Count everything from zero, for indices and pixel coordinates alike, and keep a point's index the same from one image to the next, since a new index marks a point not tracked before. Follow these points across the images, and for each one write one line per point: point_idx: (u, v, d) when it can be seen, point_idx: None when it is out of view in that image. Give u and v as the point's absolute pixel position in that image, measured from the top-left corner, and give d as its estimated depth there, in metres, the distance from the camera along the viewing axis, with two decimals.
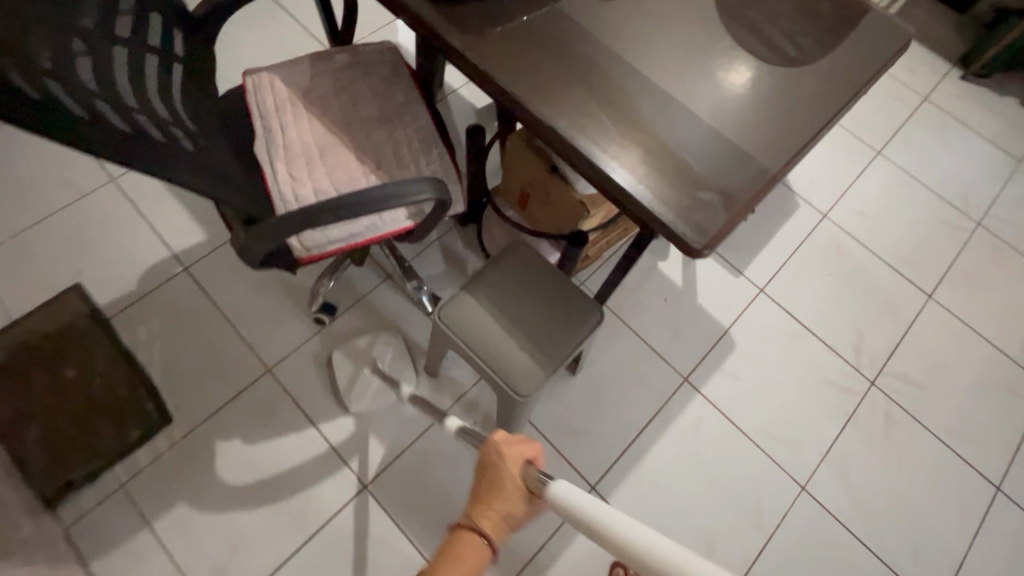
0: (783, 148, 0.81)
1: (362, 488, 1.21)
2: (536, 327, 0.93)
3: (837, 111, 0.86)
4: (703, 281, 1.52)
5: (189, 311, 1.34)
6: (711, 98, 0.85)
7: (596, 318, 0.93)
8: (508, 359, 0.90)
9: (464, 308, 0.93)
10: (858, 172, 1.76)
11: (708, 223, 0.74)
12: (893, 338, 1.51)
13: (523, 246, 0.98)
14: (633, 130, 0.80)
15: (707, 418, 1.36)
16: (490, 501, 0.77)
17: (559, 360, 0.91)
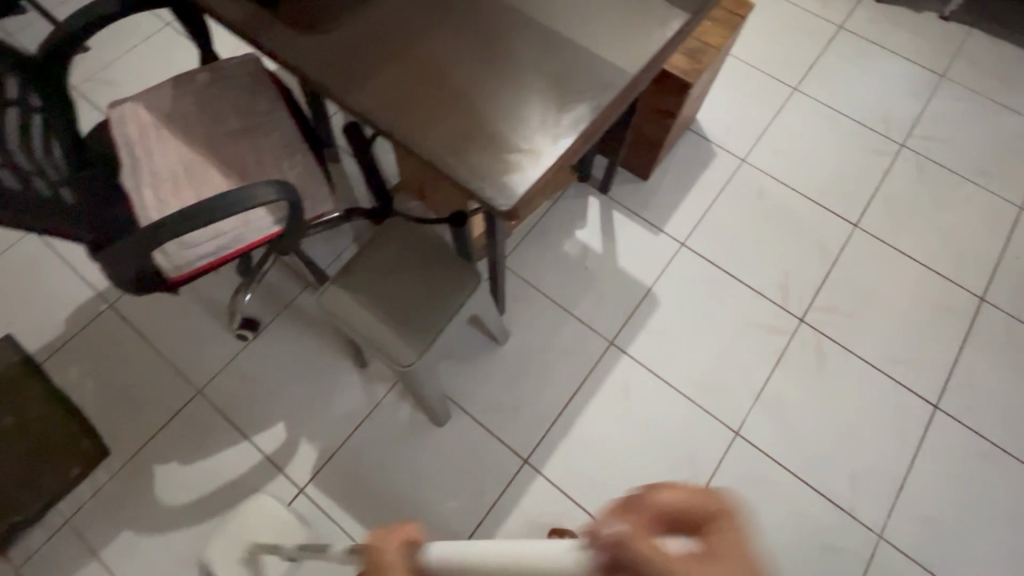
0: (606, 95, 0.80)
1: (299, 491, 1.25)
2: (408, 307, 0.94)
3: (664, 48, 0.85)
4: (623, 244, 1.52)
5: (119, 345, 1.38)
6: (533, 55, 0.84)
7: (471, 283, 0.95)
8: (389, 333, 0.93)
9: (344, 289, 0.96)
10: (777, 112, 1.74)
11: (519, 182, 0.74)
12: (820, 273, 1.50)
13: (398, 222, 1.00)
14: (451, 102, 0.80)
15: (636, 378, 1.37)
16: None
17: (432, 337, 0.93)
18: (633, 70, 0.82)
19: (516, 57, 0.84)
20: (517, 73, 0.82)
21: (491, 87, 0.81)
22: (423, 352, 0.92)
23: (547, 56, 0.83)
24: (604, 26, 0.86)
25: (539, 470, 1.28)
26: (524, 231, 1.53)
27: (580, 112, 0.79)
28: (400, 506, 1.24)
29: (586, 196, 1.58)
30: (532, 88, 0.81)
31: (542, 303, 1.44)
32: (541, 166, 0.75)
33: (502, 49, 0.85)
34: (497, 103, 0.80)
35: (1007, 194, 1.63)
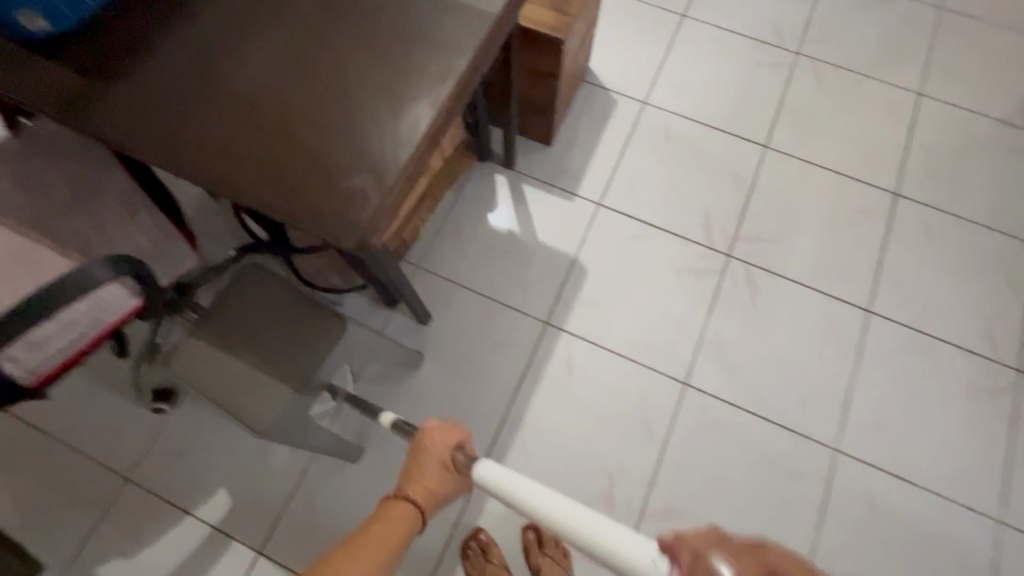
0: (444, 86, 0.73)
1: (258, 555, 1.18)
2: (263, 367, 0.87)
3: (497, 30, 0.77)
4: (540, 218, 1.46)
5: (26, 450, 1.26)
6: (355, 57, 0.74)
7: (333, 336, 0.89)
8: (243, 395, 0.86)
9: (197, 350, 0.88)
10: (670, 43, 1.67)
11: (356, 213, 0.67)
12: (739, 203, 1.48)
13: (258, 273, 0.92)
14: (273, 133, 0.71)
15: (578, 353, 1.34)
16: (418, 476, 0.86)
17: (287, 400, 0.86)
18: (468, 59, 0.74)
19: (337, 64, 0.74)
20: (340, 84, 0.73)
21: (315, 106, 0.72)
22: (298, 392, 0.87)
23: (371, 56, 0.74)
24: (430, 9, 0.77)
25: None
26: (435, 227, 1.44)
27: (415, 116, 0.71)
28: None
29: (493, 175, 1.50)
30: (358, 98, 0.72)
31: (468, 299, 1.38)
32: (378, 189, 0.68)
33: (320, 57, 0.75)
34: (322, 125, 0.71)
35: (905, 83, 1.62)
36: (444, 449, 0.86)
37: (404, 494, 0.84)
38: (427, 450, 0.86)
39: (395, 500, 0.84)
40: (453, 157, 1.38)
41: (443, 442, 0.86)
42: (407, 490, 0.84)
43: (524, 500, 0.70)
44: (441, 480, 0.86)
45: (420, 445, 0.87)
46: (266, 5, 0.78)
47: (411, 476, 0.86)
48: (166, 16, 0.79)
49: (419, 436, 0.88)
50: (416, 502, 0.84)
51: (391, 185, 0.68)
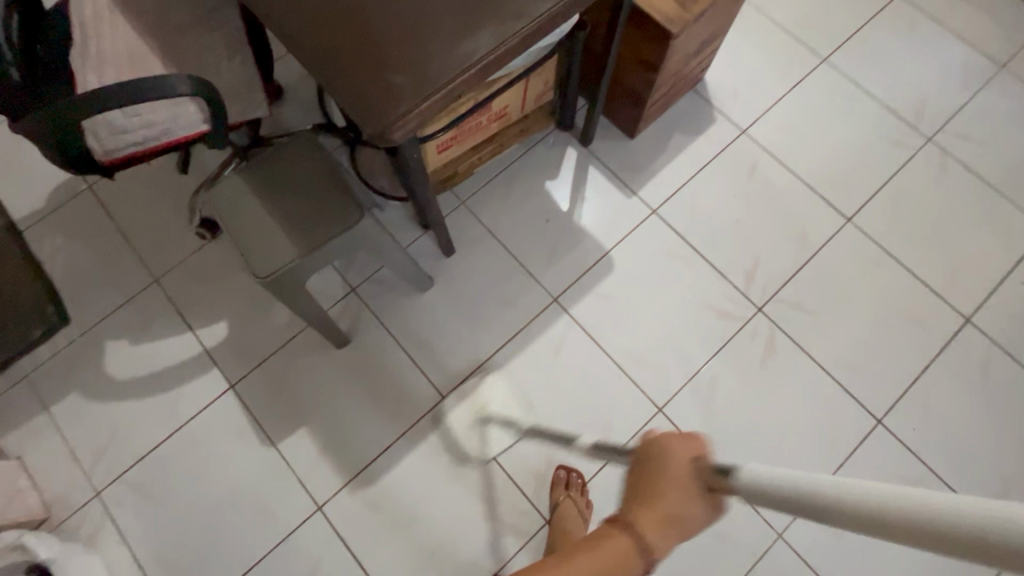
0: (515, 24, 0.76)
1: (229, 387, 1.32)
2: (281, 223, 0.95)
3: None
4: (591, 201, 1.47)
5: (90, 225, 1.45)
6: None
7: (349, 219, 0.95)
8: (257, 239, 0.94)
9: (235, 188, 0.97)
10: (796, 82, 1.58)
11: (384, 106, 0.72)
12: (793, 264, 1.40)
13: (309, 144, 1.00)
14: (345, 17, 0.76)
15: (572, 338, 1.35)
16: (648, 499, 0.54)
17: (289, 257, 0.93)
18: (549, 7, 0.77)
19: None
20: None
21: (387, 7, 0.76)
22: (305, 256, 0.93)
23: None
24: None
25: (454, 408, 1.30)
26: (491, 172, 1.48)
27: (476, 42, 0.75)
28: (319, 419, 1.29)
29: (565, 146, 1.51)
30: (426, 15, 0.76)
31: (494, 249, 1.42)
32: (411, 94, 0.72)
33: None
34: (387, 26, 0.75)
35: None
36: (685, 469, 0.54)
37: (624, 522, 0.55)
38: (667, 467, 0.54)
39: (613, 527, 0.55)
40: (531, 114, 1.40)
41: (686, 456, 0.54)
42: (635, 519, 0.54)
43: (826, 495, 0.43)
44: (689, 504, 0.53)
45: (649, 450, 0.56)
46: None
47: (637, 503, 0.54)
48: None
49: (647, 441, 0.57)
50: (641, 538, 0.53)
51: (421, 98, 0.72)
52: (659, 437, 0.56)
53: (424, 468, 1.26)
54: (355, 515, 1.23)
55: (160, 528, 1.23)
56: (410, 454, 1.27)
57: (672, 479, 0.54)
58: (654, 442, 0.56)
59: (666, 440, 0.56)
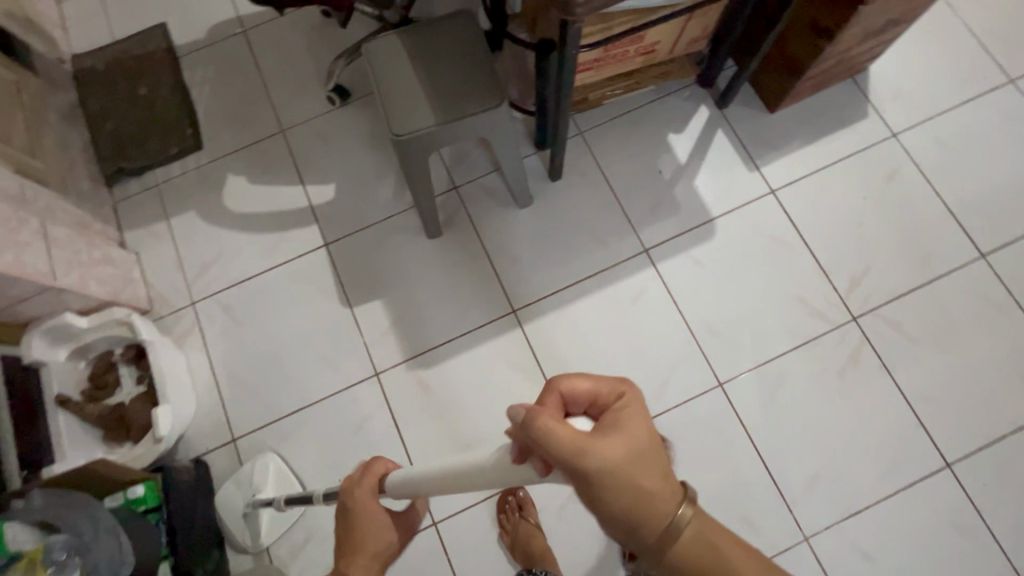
0: None
1: (323, 245, 1.40)
2: (426, 87, 0.97)
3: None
4: (710, 165, 1.42)
5: (238, 66, 1.55)
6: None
7: (490, 103, 0.97)
8: (399, 96, 0.97)
9: (390, 46, 1.01)
10: (970, 97, 1.43)
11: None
12: (905, 284, 1.32)
13: (469, 22, 1.02)
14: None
15: (651, 292, 1.33)
16: (354, 547, 0.69)
17: (425, 121, 0.96)
18: None
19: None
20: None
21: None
22: (441, 124, 0.96)
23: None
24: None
25: (521, 323, 1.32)
26: (618, 110, 1.45)
27: None
28: (394, 297, 1.36)
29: (699, 104, 1.46)
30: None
31: (599, 186, 1.41)
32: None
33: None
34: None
35: None
36: (367, 502, 0.70)
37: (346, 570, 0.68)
38: (359, 509, 0.70)
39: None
40: (678, 59, 1.35)
41: (370, 497, 0.71)
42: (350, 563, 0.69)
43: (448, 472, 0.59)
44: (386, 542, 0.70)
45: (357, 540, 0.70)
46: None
47: (346, 550, 0.70)
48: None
49: (348, 488, 0.72)
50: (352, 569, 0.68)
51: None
52: (357, 487, 0.72)
53: (477, 369, 1.31)
54: (406, 389, 1.31)
55: (237, 349, 1.35)
56: (468, 353, 1.32)
57: (372, 525, 0.70)
58: (361, 485, 0.72)
59: (368, 479, 0.72)
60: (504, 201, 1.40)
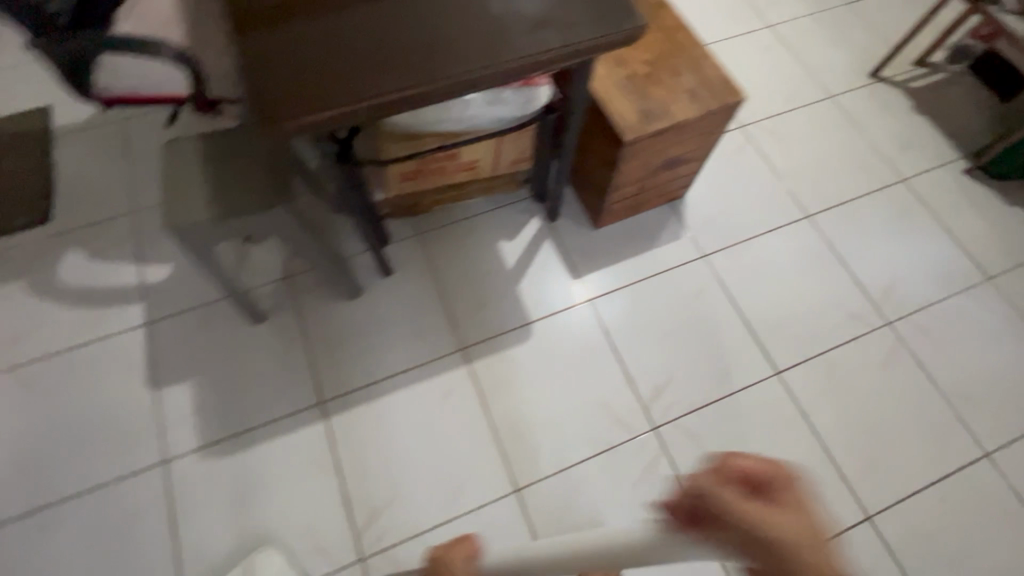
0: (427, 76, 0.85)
1: (143, 325, 1.40)
2: (210, 187, 1.05)
3: (516, 61, 0.86)
4: (534, 271, 1.51)
5: (107, 150, 1.64)
6: (402, 11, 0.88)
7: (267, 207, 1.05)
8: (184, 191, 1.05)
9: (187, 146, 1.10)
10: (771, 228, 1.60)
11: (282, 103, 0.82)
12: (705, 396, 1.37)
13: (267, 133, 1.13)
14: (309, 15, 0.88)
15: (460, 391, 1.36)
16: None
17: (198, 215, 1.02)
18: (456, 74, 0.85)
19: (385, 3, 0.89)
20: (368, 17, 0.88)
21: (344, 22, 0.87)
22: (214, 220, 1.03)
23: (413, 18, 0.88)
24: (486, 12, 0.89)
25: (325, 415, 1.32)
26: (457, 216, 1.56)
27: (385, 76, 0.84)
28: (203, 380, 1.34)
29: (531, 215, 1.58)
30: (370, 39, 0.86)
31: (427, 285, 1.48)
32: (321, 98, 0.82)
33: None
34: (335, 35, 0.86)
35: (979, 431, 1.35)
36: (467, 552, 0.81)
37: None
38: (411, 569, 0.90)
39: None
40: (503, 176, 1.50)
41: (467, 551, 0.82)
42: None
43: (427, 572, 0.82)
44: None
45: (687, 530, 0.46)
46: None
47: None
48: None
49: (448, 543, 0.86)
50: None
51: (325, 106, 0.82)
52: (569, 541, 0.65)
53: (271, 462, 1.27)
54: (193, 480, 1.25)
55: (24, 427, 1.29)
56: (266, 444, 1.28)
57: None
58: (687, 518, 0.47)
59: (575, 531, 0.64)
60: (333, 292, 1.45)
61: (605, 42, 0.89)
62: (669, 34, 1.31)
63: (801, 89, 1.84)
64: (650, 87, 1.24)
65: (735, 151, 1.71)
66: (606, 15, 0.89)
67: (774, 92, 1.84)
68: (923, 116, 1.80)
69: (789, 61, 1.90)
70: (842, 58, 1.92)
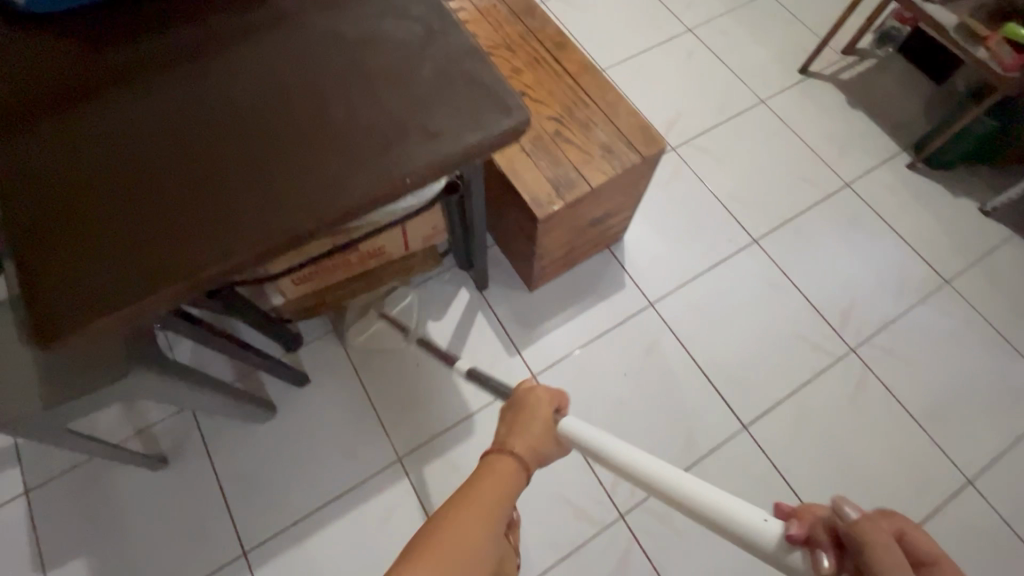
0: (255, 237, 0.67)
1: (22, 493, 1.19)
2: (38, 364, 0.86)
3: (376, 195, 0.70)
4: (470, 351, 1.35)
5: None
6: (223, 147, 0.70)
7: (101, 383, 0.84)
8: (8, 374, 0.86)
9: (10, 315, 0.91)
10: (720, 259, 1.47)
11: (68, 303, 0.63)
12: (672, 468, 1.25)
13: None
14: (93, 172, 0.68)
15: (403, 510, 1.20)
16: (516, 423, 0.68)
17: (23, 406, 0.83)
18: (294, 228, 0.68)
19: (200, 141, 0.71)
20: (178, 163, 0.69)
21: (147, 174, 0.69)
22: (47, 409, 0.84)
23: (227, 158, 0.70)
24: (328, 135, 0.72)
25: (250, 569, 1.15)
26: (376, 301, 1.39)
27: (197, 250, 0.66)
28: (102, 551, 1.16)
29: (459, 286, 1.42)
30: (183, 192, 0.68)
31: (351, 389, 1.32)
32: (127, 287, 0.64)
33: (196, 125, 0.72)
34: (130, 196, 0.67)
35: (958, 457, 1.28)
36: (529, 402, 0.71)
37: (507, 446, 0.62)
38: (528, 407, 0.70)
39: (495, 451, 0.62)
40: (418, 253, 1.33)
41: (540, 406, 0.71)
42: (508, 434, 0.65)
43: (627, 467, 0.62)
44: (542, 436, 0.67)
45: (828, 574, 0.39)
46: (200, 47, 0.77)
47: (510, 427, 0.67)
48: (132, 7, 0.78)
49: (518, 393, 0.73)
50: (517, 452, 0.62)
51: (133, 297, 0.64)
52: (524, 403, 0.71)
53: None
54: None
55: None
56: None
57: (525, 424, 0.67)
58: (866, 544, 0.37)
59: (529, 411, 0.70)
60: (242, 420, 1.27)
61: (483, 148, 0.74)
62: (574, 80, 1.16)
63: (731, 97, 1.72)
64: (561, 147, 1.08)
65: (670, 178, 1.58)
66: (480, 113, 0.73)
67: (703, 103, 1.71)
68: (859, 109, 1.71)
69: (715, 66, 1.78)
70: (769, 55, 1.80)
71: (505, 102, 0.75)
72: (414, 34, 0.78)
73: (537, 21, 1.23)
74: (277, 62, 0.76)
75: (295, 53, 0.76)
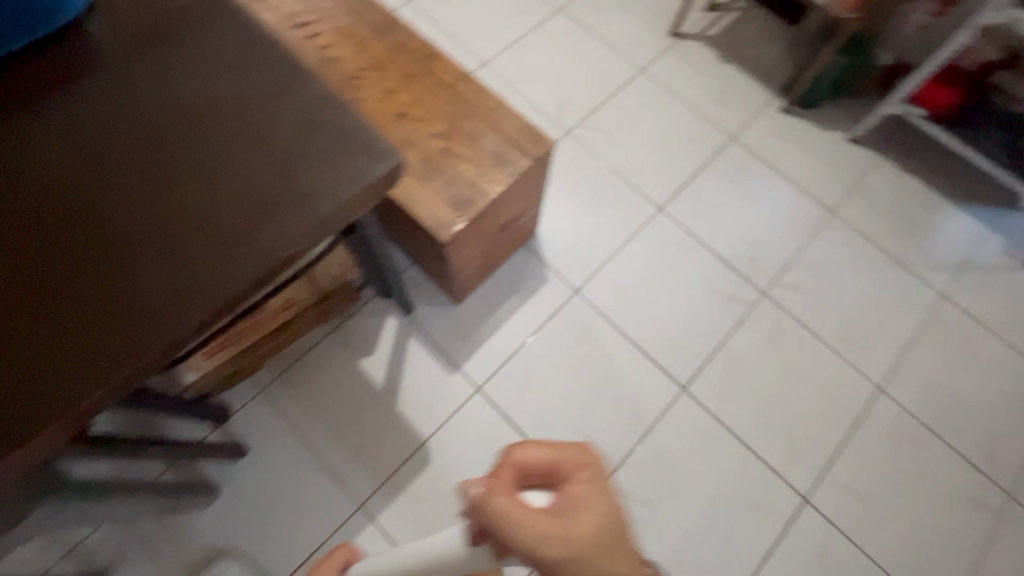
0: (135, 348, 0.61)
1: None
2: None
3: (260, 272, 0.66)
4: (409, 379, 1.33)
5: None
6: (65, 263, 0.63)
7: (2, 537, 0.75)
8: None
9: None
10: (631, 233, 1.53)
11: None
12: (626, 444, 1.30)
13: None
14: None
15: (375, 554, 1.18)
16: None
17: None
18: (180, 327, 0.62)
19: (31, 263, 0.63)
20: (19, 290, 0.61)
21: None
22: None
23: (81, 268, 0.63)
24: (188, 219, 0.66)
25: None
26: (300, 351, 1.33)
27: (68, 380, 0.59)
28: None
29: (385, 316, 1.38)
30: (32, 324, 0.60)
31: (295, 448, 1.26)
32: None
33: (24, 246, 0.63)
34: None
35: (868, 370, 1.41)
36: None
37: None
38: None
39: None
40: (334, 294, 1.27)
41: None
42: None
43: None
44: None
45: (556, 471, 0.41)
46: (15, 153, 0.68)
47: None
48: None
49: None
50: None
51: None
52: None
53: None
54: None
55: None
56: None
57: None
58: (555, 475, 0.42)
59: None
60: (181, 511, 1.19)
61: (361, 198, 0.71)
62: (451, 91, 1.13)
63: (612, 72, 1.75)
64: (451, 164, 1.06)
65: (569, 163, 1.60)
66: (349, 164, 0.71)
67: (587, 82, 1.73)
68: (730, 63, 1.79)
69: (592, 43, 1.80)
70: (639, 23, 1.84)
71: (374, 148, 0.73)
72: (261, 91, 0.74)
73: (400, 34, 1.18)
74: (110, 151, 0.69)
75: (132, 135, 0.70)
